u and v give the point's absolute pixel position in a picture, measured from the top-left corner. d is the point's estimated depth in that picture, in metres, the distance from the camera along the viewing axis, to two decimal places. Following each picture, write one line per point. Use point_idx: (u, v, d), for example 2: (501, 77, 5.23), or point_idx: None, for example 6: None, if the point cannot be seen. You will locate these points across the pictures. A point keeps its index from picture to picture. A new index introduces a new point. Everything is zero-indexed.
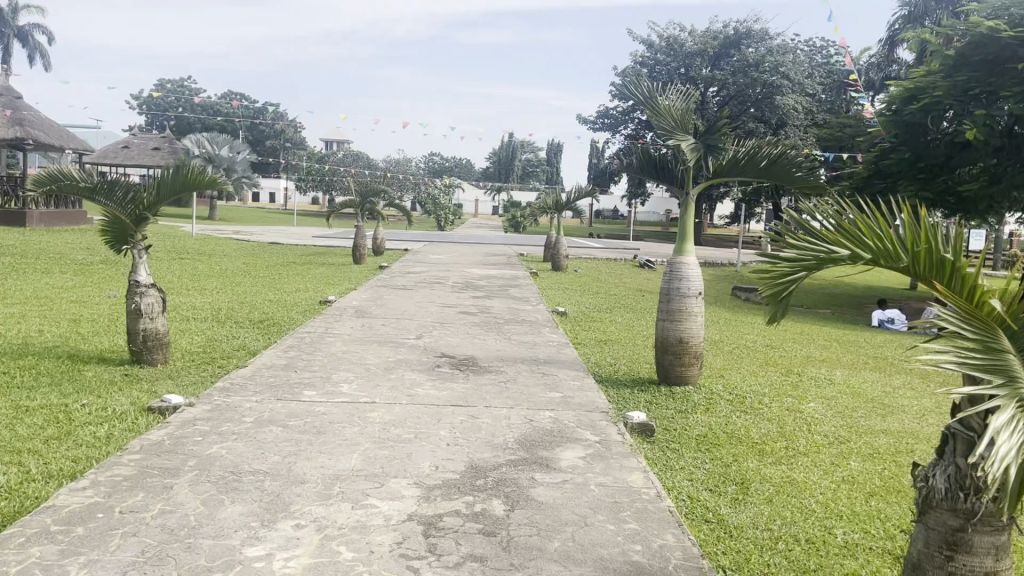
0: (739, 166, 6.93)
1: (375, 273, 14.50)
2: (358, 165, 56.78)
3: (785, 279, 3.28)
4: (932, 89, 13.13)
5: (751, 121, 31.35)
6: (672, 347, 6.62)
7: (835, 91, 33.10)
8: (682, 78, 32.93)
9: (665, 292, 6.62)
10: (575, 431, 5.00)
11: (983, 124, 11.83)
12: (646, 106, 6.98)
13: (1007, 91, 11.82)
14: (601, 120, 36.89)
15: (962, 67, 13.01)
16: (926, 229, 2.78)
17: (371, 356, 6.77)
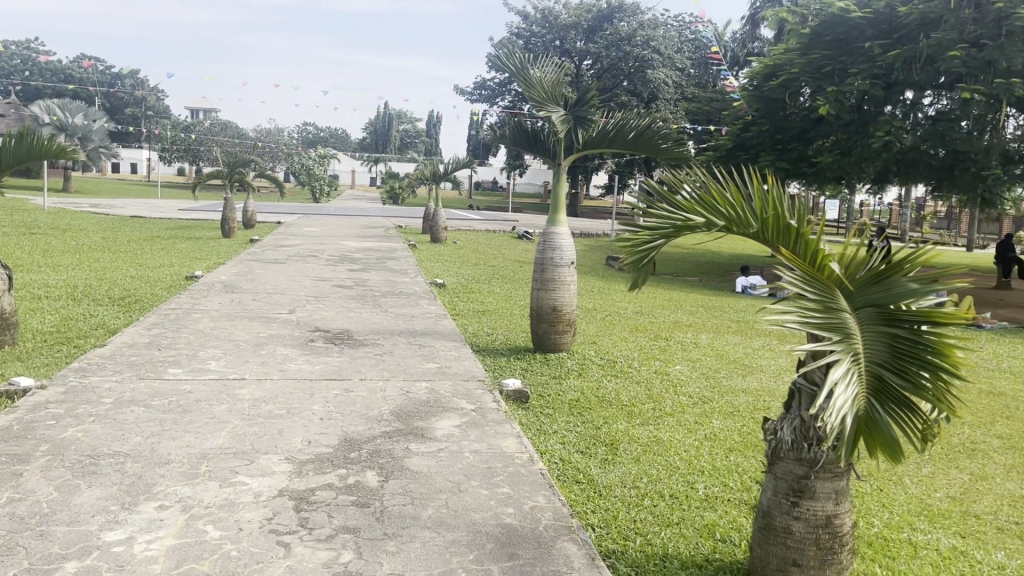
0: (608, 139, 7.08)
1: (246, 247, 14.03)
2: (227, 135, 54.44)
3: (645, 247, 3.39)
4: (789, 66, 13.86)
5: (624, 94, 32.11)
6: (547, 315, 6.74)
7: (702, 66, 34.31)
8: (557, 50, 33.29)
9: (539, 262, 6.73)
10: (450, 400, 5.04)
11: (834, 100, 12.49)
12: (518, 78, 7.04)
13: (856, 69, 12.58)
14: (478, 91, 36.88)
15: (816, 44, 13.79)
16: (773, 196, 2.94)
17: (241, 332, 6.58)
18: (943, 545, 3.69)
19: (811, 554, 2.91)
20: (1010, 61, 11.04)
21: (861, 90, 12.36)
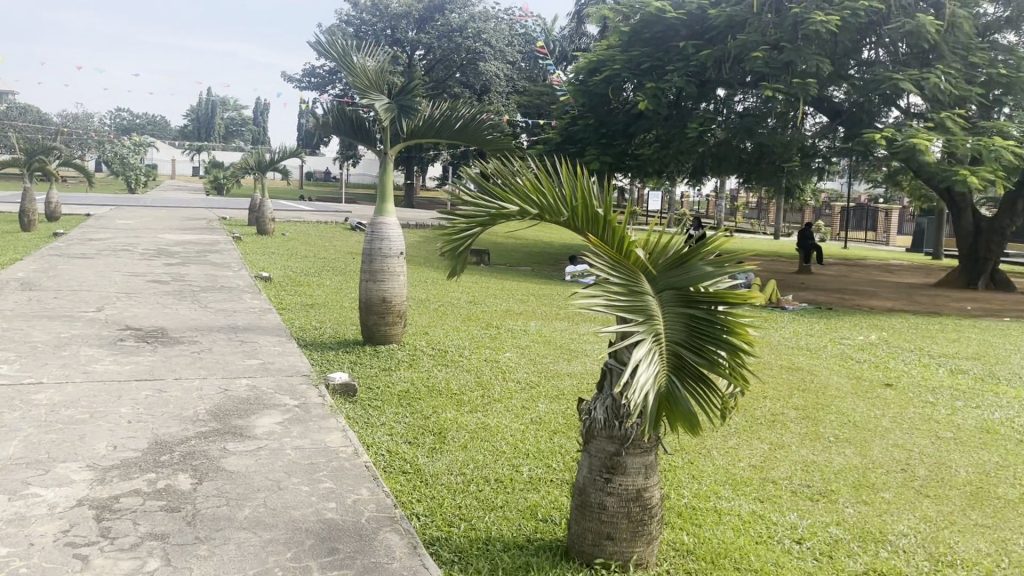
0: (434, 129, 7.10)
1: (48, 241, 12.95)
2: (27, 120, 49.90)
3: (463, 235, 3.42)
4: (611, 62, 14.41)
5: (457, 86, 32.24)
6: (375, 307, 6.65)
7: (532, 60, 35.03)
8: (388, 39, 32.91)
9: (367, 252, 6.65)
10: (273, 397, 4.89)
11: (653, 95, 13.12)
12: (341, 65, 6.88)
13: (673, 67, 13.28)
14: (307, 79, 35.83)
15: (635, 42, 14.46)
16: (581, 185, 3.04)
17: (39, 333, 6.06)
18: (744, 509, 3.98)
19: (624, 527, 3.07)
20: (805, 62, 11.94)
21: (677, 87, 13.04)
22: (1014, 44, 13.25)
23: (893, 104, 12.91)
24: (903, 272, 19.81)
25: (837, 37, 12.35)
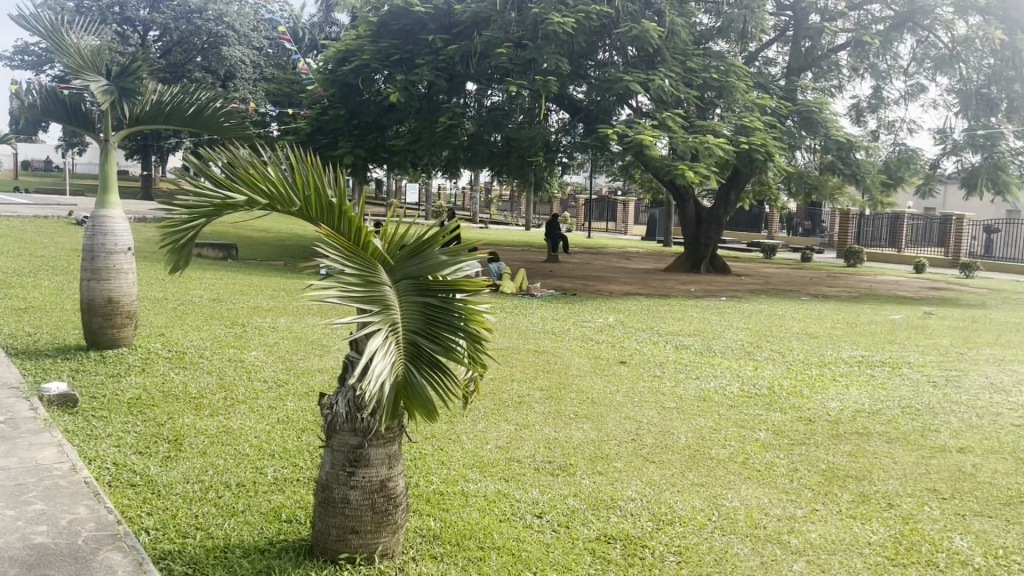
0: (162, 116, 6.65)
1: None
2: None
3: (187, 227, 3.18)
4: (360, 52, 14.23)
5: (198, 71, 30.30)
6: (99, 309, 6.08)
7: (279, 46, 33.78)
8: (117, 17, 30.24)
9: (88, 248, 6.03)
10: None
11: (404, 88, 13.10)
12: (48, 41, 6.16)
13: (422, 60, 13.38)
14: (18, 56, 31.94)
15: (383, 33, 14.42)
16: (312, 174, 2.91)
17: None
18: (489, 490, 4.11)
19: (369, 518, 3.05)
20: (545, 60, 12.55)
21: (427, 80, 13.16)
22: (723, 53, 14.78)
23: (625, 104, 13.88)
24: (639, 258, 21.48)
25: (574, 38, 13.05)
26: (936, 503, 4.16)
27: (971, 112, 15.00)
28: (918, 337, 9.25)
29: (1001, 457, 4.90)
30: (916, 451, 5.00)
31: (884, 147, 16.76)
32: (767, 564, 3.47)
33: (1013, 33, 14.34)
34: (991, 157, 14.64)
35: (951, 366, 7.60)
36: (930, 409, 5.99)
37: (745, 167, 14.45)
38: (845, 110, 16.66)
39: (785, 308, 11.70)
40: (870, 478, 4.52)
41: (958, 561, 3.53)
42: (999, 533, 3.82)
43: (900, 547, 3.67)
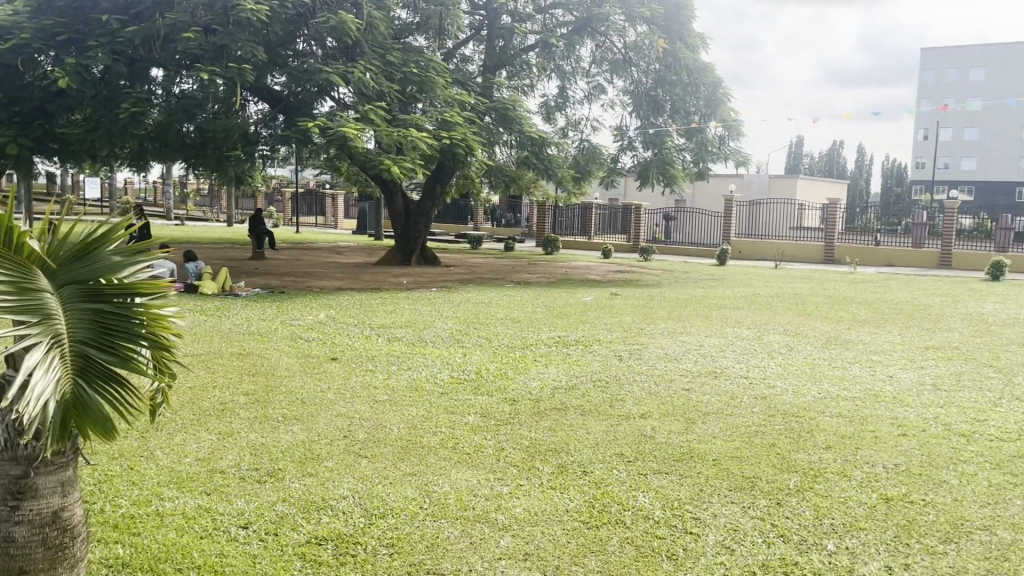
0: None
1: None
2: None
3: None
4: (17, 29, 12.56)
5: None
6: None
7: None
8: None
9: None
10: None
11: (75, 71, 11.65)
12: None
13: (96, 41, 12.14)
14: None
15: (46, 10, 12.91)
16: None
17: None
18: (188, 507, 3.82)
19: (40, 556, 2.66)
20: (236, 47, 11.98)
21: (103, 63, 11.95)
22: (422, 48, 15.08)
23: (326, 95, 13.63)
24: (350, 253, 21.27)
25: (268, 26, 12.54)
26: (622, 467, 4.57)
27: (641, 111, 16.71)
28: (606, 317, 10.13)
29: (674, 419, 5.51)
30: (605, 421, 5.45)
31: (572, 144, 18.13)
32: (475, 544, 3.59)
33: (672, 42, 16.22)
34: (660, 152, 16.44)
35: (634, 340, 8.42)
36: (616, 381, 6.58)
37: (448, 161, 14.86)
38: (536, 108, 17.76)
39: (491, 296, 12.23)
40: (566, 450, 4.85)
41: (642, 516, 3.90)
42: (673, 486, 4.28)
43: (594, 510, 3.97)
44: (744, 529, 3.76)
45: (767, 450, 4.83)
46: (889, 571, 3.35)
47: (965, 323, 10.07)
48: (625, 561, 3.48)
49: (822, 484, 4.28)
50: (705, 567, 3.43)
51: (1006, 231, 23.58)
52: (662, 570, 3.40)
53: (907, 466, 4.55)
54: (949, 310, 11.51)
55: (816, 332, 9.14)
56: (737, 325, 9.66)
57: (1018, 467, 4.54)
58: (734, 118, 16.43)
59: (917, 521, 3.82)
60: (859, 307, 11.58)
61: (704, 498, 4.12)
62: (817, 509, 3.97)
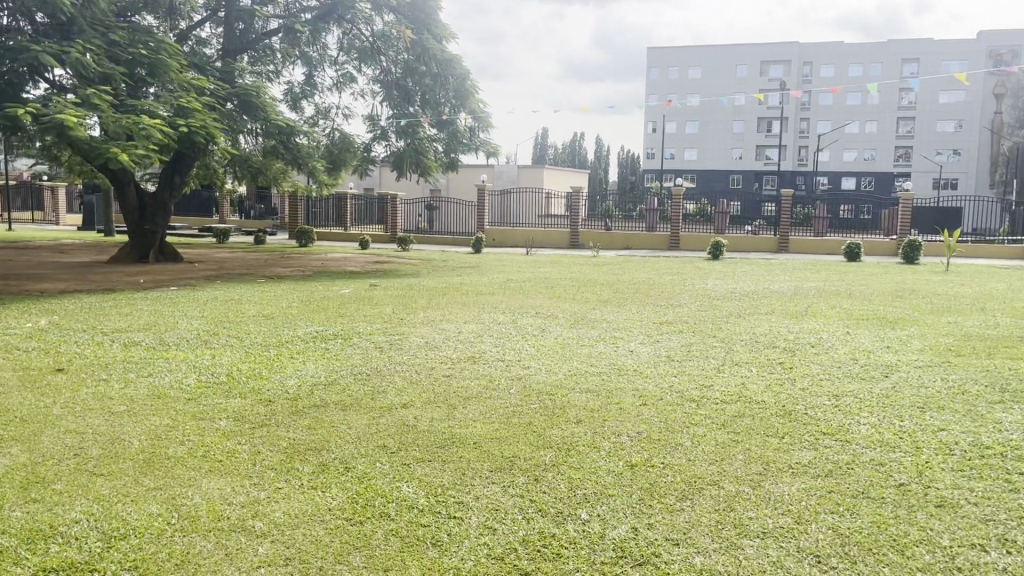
0: None
1: None
2: None
3: None
4: None
5: None
6: None
7: None
8: None
9: None
10: None
11: None
12: None
13: None
14: None
15: None
16: None
17: None
18: None
19: None
20: None
21: None
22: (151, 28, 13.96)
23: (38, 76, 12.20)
24: (77, 252, 19.27)
25: None
26: (385, 458, 4.53)
27: (392, 100, 16.67)
28: (365, 308, 10.00)
29: (436, 406, 5.56)
30: (367, 414, 5.37)
31: (322, 133, 17.66)
32: (230, 555, 3.39)
33: (419, 33, 16.31)
34: (412, 142, 16.58)
35: (394, 331, 8.39)
36: (377, 372, 6.52)
37: (188, 150, 13.91)
38: (281, 96, 17.09)
39: (242, 293, 11.63)
40: (327, 447, 4.72)
41: (406, 506, 3.90)
42: (436, 473, 4.31)
43: (357, 506, 3.90)
44: (505, 508, 3.87)
45: (524, 429, 5.02)
46: (634, 532, 3.60)
47: (692, 298, 11.11)
48: (389, 553, 3.46)
49: (575, 457, 4.52)
50: (468, 549, 3.49)
51: (722, 215, 26.36)
52: (425, 558, 3.41)
53: (649, 433, 4.93)
54: (679, 288, 12.64)
55: (565, 313, 9.65)
56: (493, 310, 9.95)
57: (740, 424, 5.08)
58: (483, 110, 16.92)
59: (658, 482, 4.14)
60: (602, 289, 12.38)
61: (466, 482, 4.19)
62: (570, 481, 4.19)
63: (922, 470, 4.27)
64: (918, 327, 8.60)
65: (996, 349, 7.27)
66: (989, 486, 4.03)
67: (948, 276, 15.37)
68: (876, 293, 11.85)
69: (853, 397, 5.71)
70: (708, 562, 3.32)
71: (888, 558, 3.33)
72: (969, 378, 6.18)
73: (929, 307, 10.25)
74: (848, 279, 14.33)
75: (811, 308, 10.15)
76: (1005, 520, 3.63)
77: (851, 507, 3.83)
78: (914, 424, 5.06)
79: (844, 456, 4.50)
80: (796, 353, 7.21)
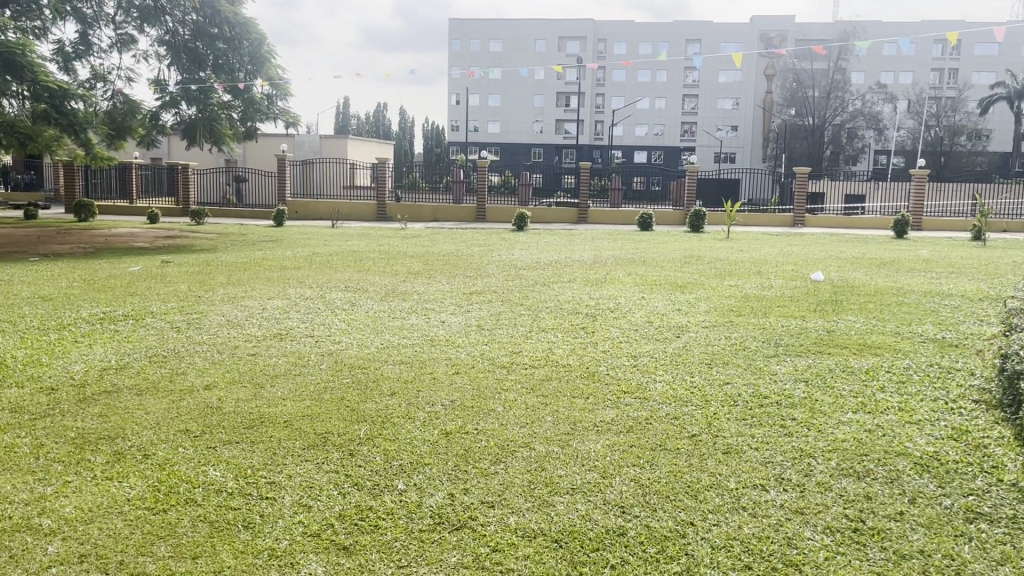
0: None
1: None
2: None
3: None
4: None
5: None
6: None
7: None
8: None
9: None
10: None
11: None
12: None
13: None
14: None
15: None
16: None
17: None
18: None
19: None
20: None
21: None
22: None
23: None
24: None
25: None
26: (187, 443, 4.30)
27: (181, 64, 15.40)
28: (158, 287, 9.35)
29: (241, 385, 5.34)
30: (166, 398, 5.06)
31: (100, 98, 16.21)
32: (15, 559, 3.10)
33: None
34: (206, 110, 15.34)
35: (191, 309, 7.92)
36: (174, 354, 6.15)
37: None
38: (50, 55, 15.48)
39: (12, 272, 10.51)
40: (122, 435, 4.41)
41: (213, 490, 3.73)
42: (244, 455, 4.15)
43: (160, 494, 3.69)
44: (319, 485, 3.80)
45: (336, 404, 4.94)
46: (450, 498, 3.66)
47: (499, 269, 11.32)
48: (198, 540, 3.30)
49: (390, 430, 4.51)
50: (283, 529, 3.40)
51: (524, 187, 27.09)
52: (237, 542, 3.29)
53: (462, 401, 5.01)
54: (486, 258, 12.84)
55: (374, 287, 9.53)
56: (299, 285, 9.64)
57: (548, 387, 5.29)
58: (281, 77, 16.34)
59: (472, 448, 4.23)
60: (410, 261, 12.33)
61: (277, 461, 4.07)
62: (386, 453, 4.18)
63: (710, 421, 4.65)
64: (705, 290, 9.29)
65: (770, 308, 8.01)
66: (768, 431, 4.47)
67: (729, 243, 16.69)
68: (667, 260, 12.64)
69: (649, 357, 6.10)
70: (522, 521, 3.45)
71: (685, 503, 3.60)
72: (749, 336, 6.78)
73: (713, 272, 11.08)
74: (643, 248, 15.18)
75: (610, 275, 10.68)
76: (781, 462, 4.04)
77: (650, 459, 4.10)
78: (703, 379, 5.50)
79: (644, 412, 4.81)
80: (598, 318, 7.57)
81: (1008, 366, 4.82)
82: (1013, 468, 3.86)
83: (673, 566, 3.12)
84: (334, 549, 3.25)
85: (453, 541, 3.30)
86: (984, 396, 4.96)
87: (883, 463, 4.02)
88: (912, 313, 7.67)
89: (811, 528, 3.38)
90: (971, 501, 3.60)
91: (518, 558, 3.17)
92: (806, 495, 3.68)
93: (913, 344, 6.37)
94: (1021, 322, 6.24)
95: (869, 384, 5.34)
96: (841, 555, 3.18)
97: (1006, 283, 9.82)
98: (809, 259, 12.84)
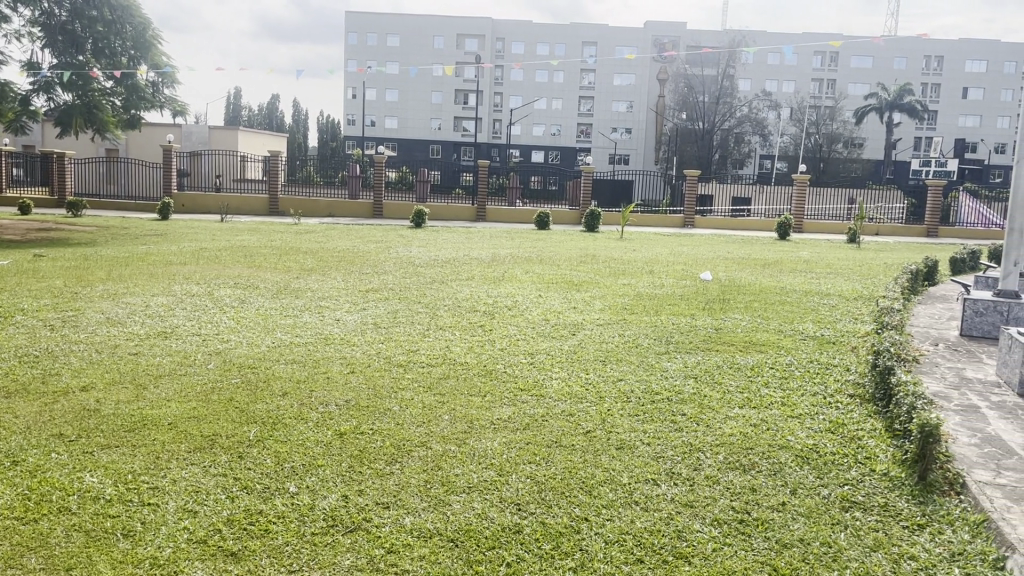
0: None
1: None
2: None
3: None
4: None
5: None
6: None
7: None
8: None
9: None
10: None
11: None
12: None
13: None
14: None
15: None
16: None
17: None
18: None
19: None
20: None
21: None
22: None
23: None
24: None
25: None
26: (62, 449, 4.06)
27: (57, 47, 14.44)
28: (29, 282, 8.80)
29: (121, 387, 5.08)
30: (38, 400, 4.76)
31: None
32: None
33: None
34: (84, 96, 14.52)
35: (67, 307, 7.49)
36: (47, 354, 5.79)
37: None
38: None
39: None
40: None
41: (90, 498, 3.53)
42: (125, 459, 3.96)
43: (29, 503, 3.46)
44: (206, 489, 3.65)
45: (224, 406, 4.76)
46: (344, 500, 3.59)
47: (396, 266, 11.22)
48: (72, 550, 3.12)
49: (281, 431, 4.38)
50: (166, 536, 3.25)
51: (422, 183, 26.88)
52: (115, 551, 3.13)
53: (357, 401, 4.93)
54: (383, 256, 12.66)
55: (264, 283, 9.24)
56: (184, 281, 9.25)
57: (445, 386, 5.27)
58: (167, 65, 15.75)
59: (367, 449, 4.16)
60: (304, 257, 12.02)
61: (160, 466, 3.89)
62: (276, 455, 4.06)
63: (604, 417, 4.73)
64: (599, 288, 9.46)
65: (661, 307, 8.21)
66: (659, 427, 4.57)
67: (623, 243, 17.05)
68: (562, 259, 12.78)
69: (546, 354, 6.16)
70: (417, 522, 3.41)
71: (578, 500, 3.65)
72: (642, 334, 6.93)
73: (607, 271, 11.26)
74: (540, 246, 15.31)
75: (508, 273, 10.72)
76: (671, 456, 4.15)
77: (546, 456, 4.14)
78: (597, 376, 5.59)
79: (539, 409, 4.85)
80: (496, 316, 7.58)
81: (879, 362, 5.09)
82: (884, 459, 4.10)
83: (567, 562, 3.15)
84: (220, 555, 3.13)
85: (347, 543, 3.23)
86: (858, 390, 5.24)
87: (767, 456, 4.18)
88: (793, 312, 8.01)
89: (699, 521, 3.48)
90: (846, 491, 3.79)
91: (414, 559, 3.14)
92: (695, 488, 3.79)
93: (794, 342, 6.66)
94: (892, 320, 6.63)
95: (754, 380, 5.56)
96: (727, 546, 3.29)
97: (880, 283, 10.42)
98: (698, 259, 13.28)
